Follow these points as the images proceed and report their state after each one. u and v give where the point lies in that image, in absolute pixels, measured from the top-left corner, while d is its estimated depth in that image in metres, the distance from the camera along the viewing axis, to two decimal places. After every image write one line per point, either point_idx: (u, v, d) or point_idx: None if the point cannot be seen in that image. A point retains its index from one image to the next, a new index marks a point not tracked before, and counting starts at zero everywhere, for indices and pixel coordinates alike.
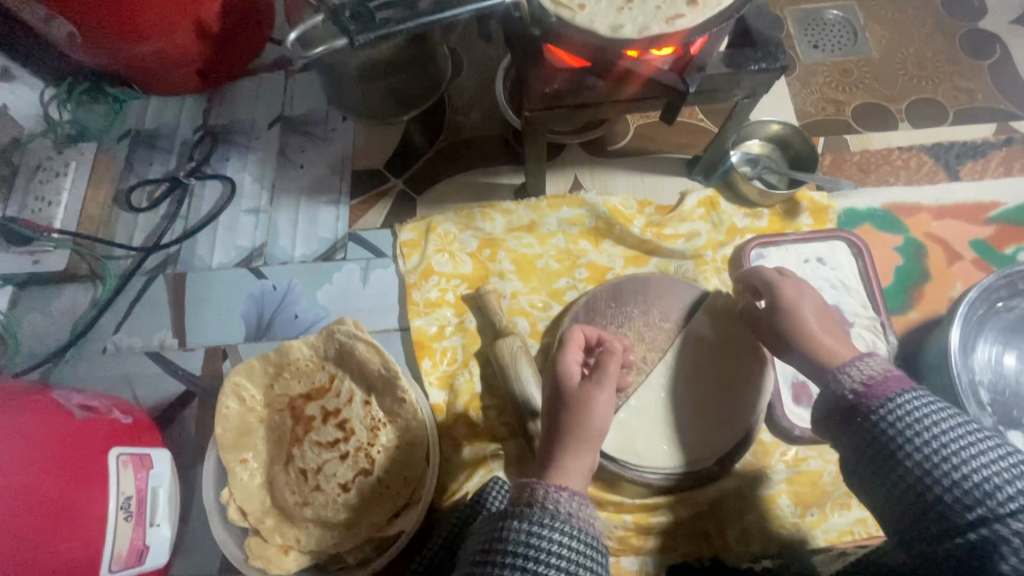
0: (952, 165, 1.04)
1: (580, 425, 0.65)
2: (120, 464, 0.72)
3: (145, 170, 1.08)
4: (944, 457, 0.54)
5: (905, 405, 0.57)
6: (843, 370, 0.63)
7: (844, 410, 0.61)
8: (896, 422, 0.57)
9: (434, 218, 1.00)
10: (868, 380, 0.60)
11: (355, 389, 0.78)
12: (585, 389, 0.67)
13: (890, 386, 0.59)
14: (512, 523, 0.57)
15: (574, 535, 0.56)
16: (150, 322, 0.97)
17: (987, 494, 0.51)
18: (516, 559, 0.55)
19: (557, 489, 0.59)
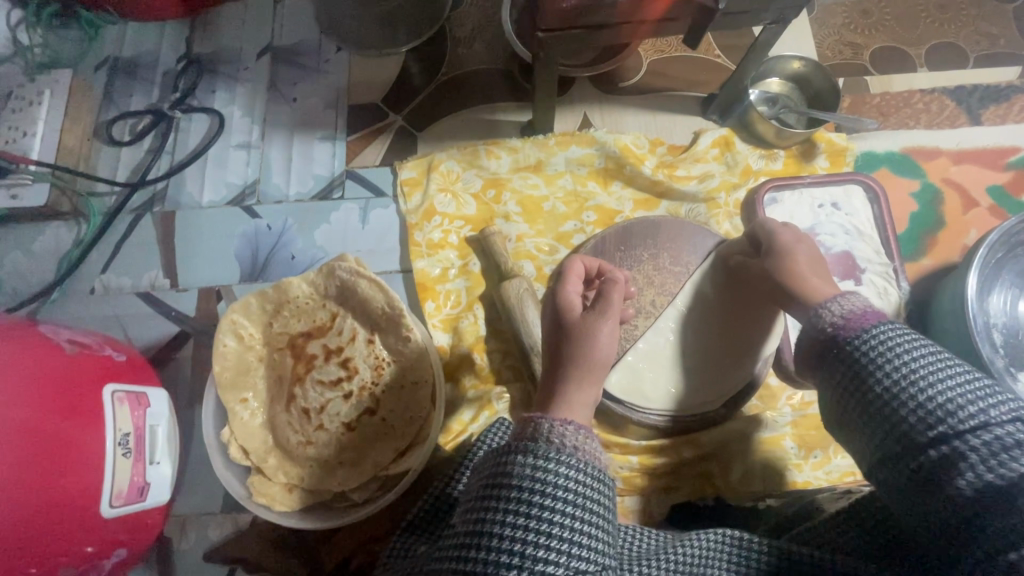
0: (974, 109, 1.00)
1: (585, 357, 0.64)
2: (115, 401, 0.69)
3: (127, 102, 1.01)
4: (911, 380, 0.47)
5: (880, 335, 0.50)
6: (823, 308, 0.56)
7: (824, 344, 0.54)
8: (869, 351, 0.50)
9: (436, 156, 0.95)
10: (850, 313, 0.54)
11: (358, 327, 0.75)
12: (586, 319, 0.67)
13: (872, 318, 0.52)
14: (515, 458, 0.55)
15: (582, 469, 0.54)
16: (139, 262, 0.93)
17: (946, 412, 0.44)
18: (522, 493, 0.53)
19: (564, 424, 0.57)
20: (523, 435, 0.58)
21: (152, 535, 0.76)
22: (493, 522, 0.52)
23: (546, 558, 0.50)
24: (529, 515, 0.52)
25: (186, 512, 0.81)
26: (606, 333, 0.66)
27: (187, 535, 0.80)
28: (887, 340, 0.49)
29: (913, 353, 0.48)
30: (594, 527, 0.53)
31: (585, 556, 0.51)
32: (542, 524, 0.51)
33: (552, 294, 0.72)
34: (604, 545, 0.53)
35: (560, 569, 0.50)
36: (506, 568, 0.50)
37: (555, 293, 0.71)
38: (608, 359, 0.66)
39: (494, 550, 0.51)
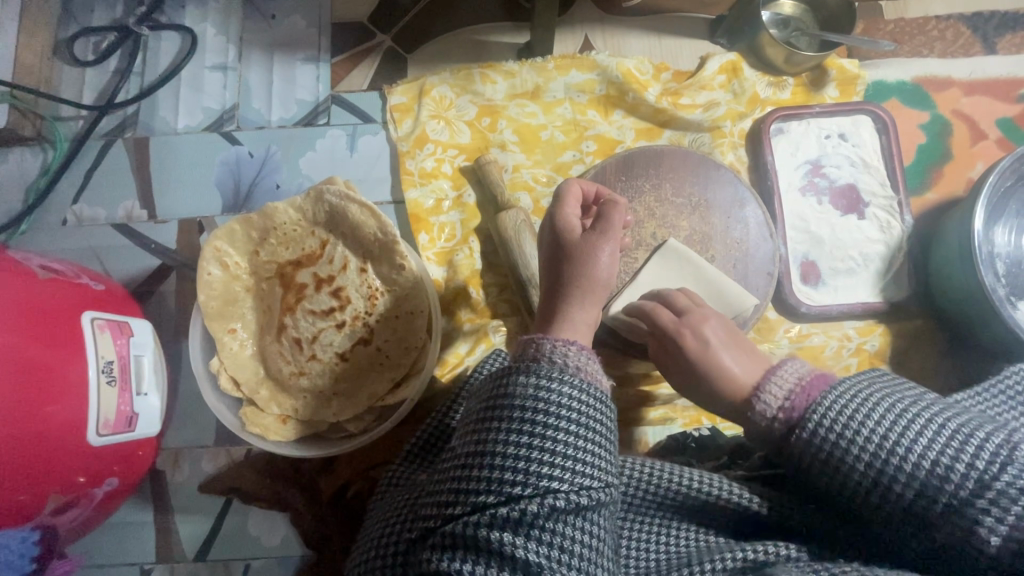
0: (990, 37, 0.95)
1: (587, 277, 0.63)
2: (96, 329, 0.66)
3: (88, 18, 0.92)
4: (892, 451, 0.46)
5: (835, 407, 0.50)
6: (757, 398, 0.56)
7: (781, 439, 0.53)
8: (838, 432, 0.49)
9: (428, 79, 0.89)
10: (789, 397, 0.53)
11: (349, 255, 0.72)
12: (589, 238, 0.64)
13: (811, 398, 0.52)
14: (517, 379, 0.54)
15: (583, 389, 0.54)
16: (113, 192, 0.87)
17: (939, 485, 0.44)
18: (525, 411, 0.52)
19: (567, 344, 0.57)
20: (523, 358, 0.57)
21: (145, 466, 0.75)
22: (495, 442, 0.51)
23: (551, 475, 0.50)
24: (533, 433, 0.51)
25: (178, 445, 0.79)
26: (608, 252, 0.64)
27: (181, 467, 0.79)
28: (848, 425, 0.48)
29: (867, 419, 0.48)
30: (597, 446, 0.53)
31: (590, 473, 0.51)
32: (546, 442, 0.51)
33: (550, 217, 0.69)
34: (607, 464, 0.53)
35: (564, 485, 0.49)
36: (510, 485, 0.49)
37: (556, 212, 0.68)
38: (609, 278, 0.64)
39: (498, 468, 0.50)
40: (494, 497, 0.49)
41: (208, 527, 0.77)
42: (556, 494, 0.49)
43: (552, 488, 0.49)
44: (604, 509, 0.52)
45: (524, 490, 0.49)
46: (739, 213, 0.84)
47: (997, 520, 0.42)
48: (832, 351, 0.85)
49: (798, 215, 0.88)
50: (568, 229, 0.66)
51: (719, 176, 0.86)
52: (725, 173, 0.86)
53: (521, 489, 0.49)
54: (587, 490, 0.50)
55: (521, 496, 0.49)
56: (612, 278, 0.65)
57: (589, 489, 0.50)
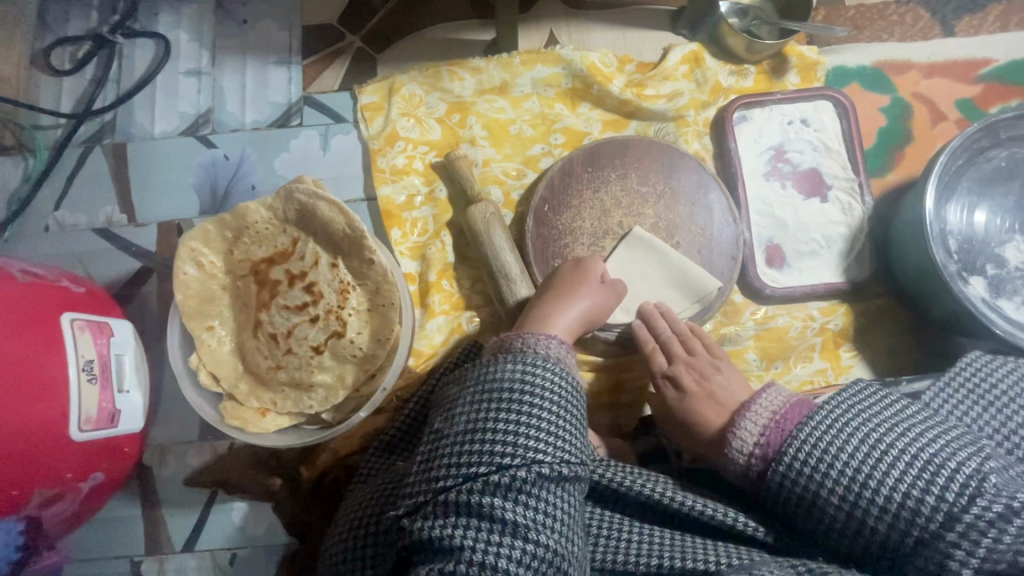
0: (948, 20, 0.97)
1: (565, 281, 0.76)
2: (76, 329, 0.68)
3: (64, 27, 0.94)
4: (863, 483, 0.49)
5: (807, 440, 0.53)
6: (732, 444, 0.59)
7: (758, 482, 0.56)
8: (807, 462, 0.52)
9: (397, 78, 0.91)
10: (758, 445, 0.57)
11: (320, 251, 0.74)
12: (599, 290, 0.75)
13: (779, 440, 0.55)
14: (505, 364, 0.58)
15: (562, 376, 0.58)
16: (93, 197, 0.89)
17: (906, 519, 0.47)
18: (513, 392, 0.55)
19: (549, 338, 0.62)
20: (507, 348, 0.61)
21: (130, 462, 0.78)
22: (485, 419, 0.54)
23: (537, 447, 0.52)
24: (521, 410, 0.54)
25: (164, 441, 0.82)
26: (600, 301, 0.75)
27: (167, 463, 0.81)
28: (817, 468, 0.51)
29: (839, 455, 0.51)
30: (575, 426, 0.56)
31: (571, 449, 0.54)
32: (533, 419, 0.54)
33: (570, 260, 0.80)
34: (582, 443, 0.56)
35: (550, 457, 0.52)
36: (501, 456, 0.51)
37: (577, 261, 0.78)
38: (587, 317, 0.74)
39: (489, 441, 0.52)
40: (486, 466, 0.51)
41: (194, 519, 0.79)
42: (542, 463, 0.51)
43: (539, 458, 0.51)
44: (580, 484, 0.54)
45: (513, 461, 0.51)
46: (704, 199, 0.87)
47: (967, 553, 0.44)
48: (797, 332, 0.87)
49: (762, 200, 0.90)
50: (585, 276, 0.76)
51: (683, 163, 0.88)
52: (690, 160, 0.88)
53: (511, 459, 0.51)
54: (569, 462, 0.53)
55: (511, 465, 0.51)
56: (591, 322, 0.75)
57: (571, 461, 0.53)
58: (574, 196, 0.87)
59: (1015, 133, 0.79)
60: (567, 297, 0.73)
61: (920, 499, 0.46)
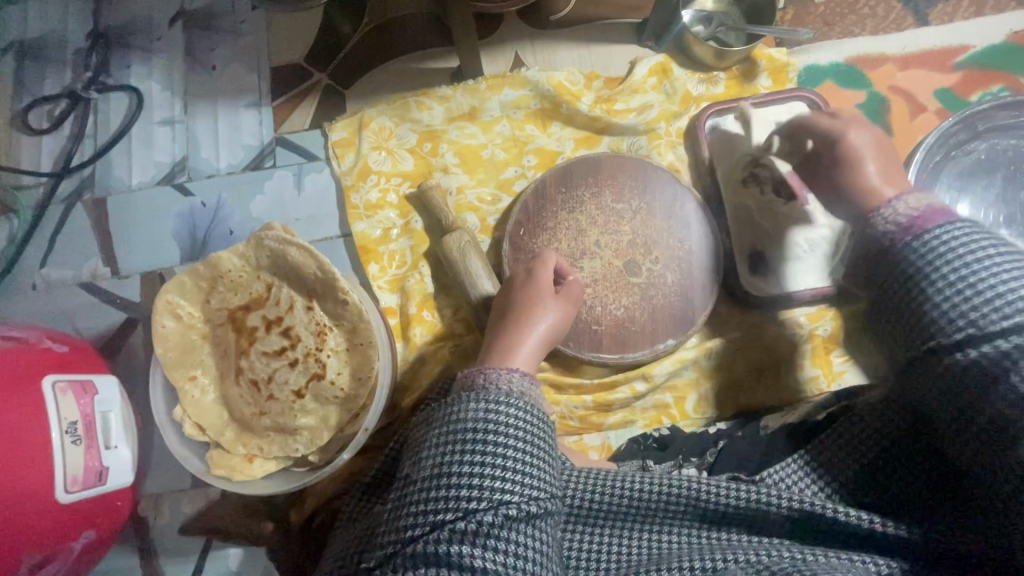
0: (921, 9, 0.95)
1: (522, 299, 0.72)
2: (58, 391, 0.69)
3: (40, 87, 0.96)
4: (966, 281, 0.47)
5: (939, 232, 0.50)
6: (877, 216, 0.56)
7: (882, 250, 0.54)
8: (922, 249, 0.50)
9: (366, 112, 0.92)
10: (905, 218, 0.53)
11: (294, 295, 0.75)
12: (557, 303, 0.73)
13: (937, 218, 0.51)
14: (467, 404, 0.57)
15: (527, 409, 0.57)
16: (77, 252, 0.91)
17: (978, 314, 0.46)
18: (475, 432, 0.54)
19: (509, 372, 0.60)
20: (469, 386, 0.60)
21: (124, 515, 0.78)
22: (450, 463, 0.53)
23: (504, 488, 0.52)
24: (485, 451, 0.53)
25: (157, 491, 0.82)
26: (560, 316, 0.72)
27: (161, 512, 0.82)
28: (930, 238, 0.50)
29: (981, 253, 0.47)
30: (542, 460, 0.55)
31: (537, 485, 0.53)
32: (497, 458, 0.53)
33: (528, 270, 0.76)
34: (551, 477, 0.55)
35: (516, 497, 0.52)
36: (467, 501, 0.51)
37: (528, 274, 0.75)
38: (549, 338, 0.70)
39: (455, 486, 0.52)
40: (453, 513, 0.51)
41: (191, 569, 0.80)
42: (508, 504, 0.51)
43: (505, 500, 0.51)
44: (550, 519, 0.54)
45: (480, 505, 0.51)
46: (680, 213, 0.85)
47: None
48: (787, 341, 0.86)
49: (745, 206, 0.87)
50: (538, 291, 0.72)
51: (658, 176, 0.87)
52: (665, 174, 0.87)
53: (477, 503, 0.51)
54: (536, 500, 0.52)
55: (477, 510, 0.50)
56: (552, 342, 0.71)
57: (538, 498, 0.52)
58: (550, 218, 0.86)
59: (993, 123, 0.77)
60: (526, 319, 0.69)
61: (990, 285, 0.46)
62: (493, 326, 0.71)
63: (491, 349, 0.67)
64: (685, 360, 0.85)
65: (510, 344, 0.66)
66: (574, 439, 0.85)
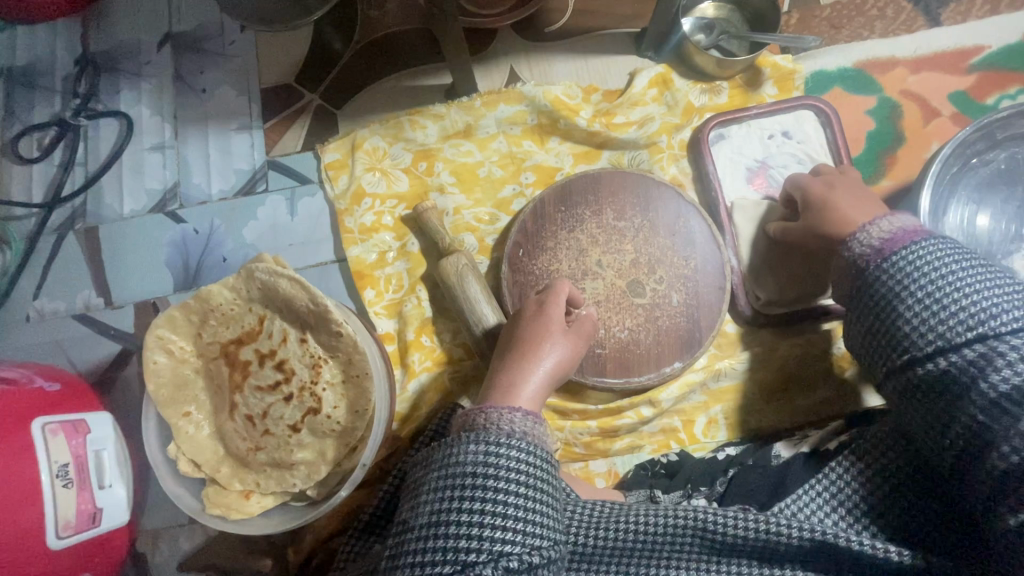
0: (933, 9, 0.91)
1: (531, 335, 0.69)
2: (49, 433, 0.67)
3: (29, 115, 0.94)
4: (938, 297, 0.49)
5: (909, 255, 0.52)
6: (852, 241, 0.58)
7: (856, 272, 0.57)
8: (893, 274, 0.53)
9: (359, 133, 0.89)
10: (881, 240, 0.56)
11: (287, 328, 0.73)
12: (567, 340, 0.70)
13: (906, 238, 0.54)
14: (467, 446, 0.54)
15: (530, 450, 0.54)
16: (69, 283, 0.89)
17: (946, 327, 0.48)
18: (475, 477, 0.52)
19: (512, 412, 0.57)
20: (470, 425, 0.57)
21: (121, 554, 0.77)
22: (448, 512, 0.51)
23: (504, 538, 0.49)
24: (485, 498, 0.51)
25: (155, 526, 0.81)
26: (569, 351, 0.69)
27: (160, 547, 0.80)
28: (899, 261, 0.53)
29: (946, 267, 0.50)
30: (545, 505, 0.53)
31: (539, 533, 0.51)
32: (498, 506, 0.50)
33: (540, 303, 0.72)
34: (555, 522, 0.53)
35: (518, 547, 0.49)
36: (466, 553, 0.49)
37: (540, 305, 0.72)
38: (556, 374, 0.68)
39: (453, 537, 0.49)
40: (450, 565, 0.48)
41: None
42: (509, 556, 0.48)
43: (506, 551, 0.49)
44: (554, 567, 0.51)
45: (479, 557, 0.48)
46: (686, 229, 0.82)
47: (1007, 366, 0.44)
48: (798, 361, 0.83)
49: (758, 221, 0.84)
50: (547, 326, 0.69)
51: (661, 192, 0.84)
52: (668, 190, 0.84)
53: (476, 556, 0.48)
54: (539, 549, 0.50)
55: (476, 562, 0.48)
56: (558, 378, 0.68)
57: (541, 548, 0.50)
58: (549, 238, 0.83)
59: (1013, 131, 0.74)
60: (534, 354, 0.67)
61: (952, 299, 0.48)
62: (499, 358, 0.69)
63: (495, 384, 0.64)
64: (692, 384, 0.82)
65: (515, 381, 0.64)
66: (579, 466, 0.82)
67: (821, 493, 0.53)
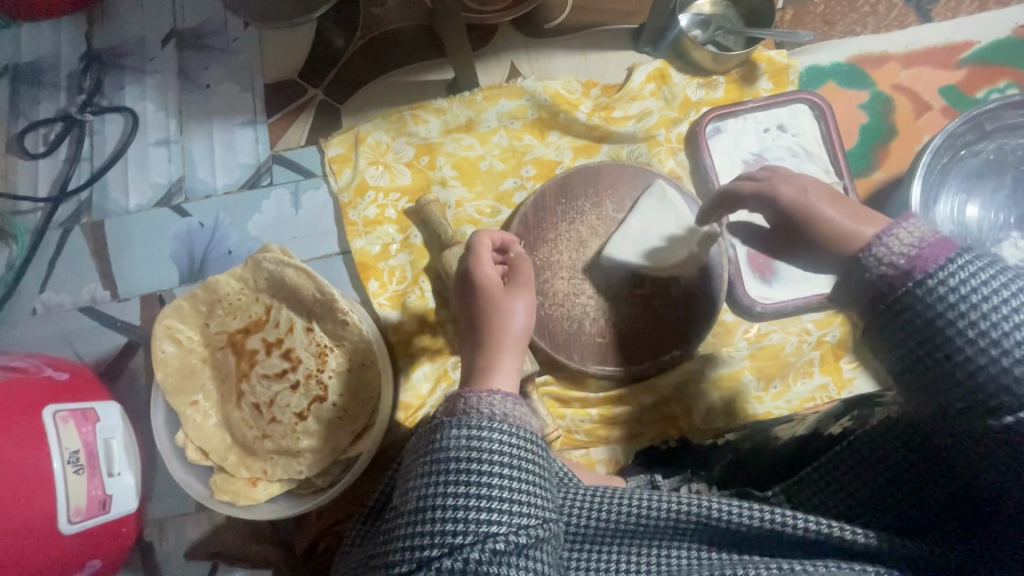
0: (923, 5, 0.93)
1: (488, 314, 0.68)
2: (58, 421, 0.68)
3: (34, 110, 0.95)
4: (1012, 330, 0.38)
5: (952, 277, 0.40)
6: (866, 253, 0.45)
7: (878, 292, 0.44)
8: (939, 300, 0.41)
9: (362, 127, 0.91)
10: (906, 256, 0.42)
11: (294, 317, 0.74)
12: (517, 301, 0.69)
13: (940, 253, 0.41)
14: (450, 431, 0.55)
15: (512, 432, 0.55)
16: (75, 276, 0.90)
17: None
18: (459, 462, 0.53)
19: (490, 395, 0.58)
20: (452, 410, 0.59)
21: (128, 542, 0.78)
22: (434, 497, 0.52)
23: (489, 520, 0.51)
24: (469, 481, 0.52)
25: (161, 516, 0.82)
26: (525, 309, 0.68)
27: (166, 536, 0.81)
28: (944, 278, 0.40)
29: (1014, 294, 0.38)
30: (531, 485, 0.54)
31: (527, 513, 0.52)
32: (481, 488, 0.52)
33: (467, 269, 0.71)
34: (543, 501, 0.54)
35: (504, 528, 0.51)
36: (452, 536, 0.50)
37: (468, 275, 0.70)
38: (524, 332, 0.68)
39: (439, 521, 0.51)
40: (437, 550, 0.50)
41: None
42: (495, 538, 0.50)
43: (491, 533, 0.50)
44: (546, 547, 0.52)
45: (465, 539, 0.50)
46: (682, 225, 0.80)
47: None
48: (793, 350, 0.85)
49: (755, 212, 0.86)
50: (490, 293, 0.68)
51: (659, 184, 0.86)
52: (667, 182, 0.85)
53: (461, 539, 0.50)
54: (526, 529, 0.51)
55: (463, 545, 0.50)
56: (525, 337, 0.68)
57: (527, 527, 0.51)
58: (550, 229, 0.84)
59: (1001, 123, 0.76)
60: (501, 330, 0.67)
61: (998, 303, 0.39)
62: (468, 339, 0.68)
63: (471, 370, 0.64)
64: (690, 372, 0.84)
65: (490, 364, 0.64)
66: (580, 454, 0.84)
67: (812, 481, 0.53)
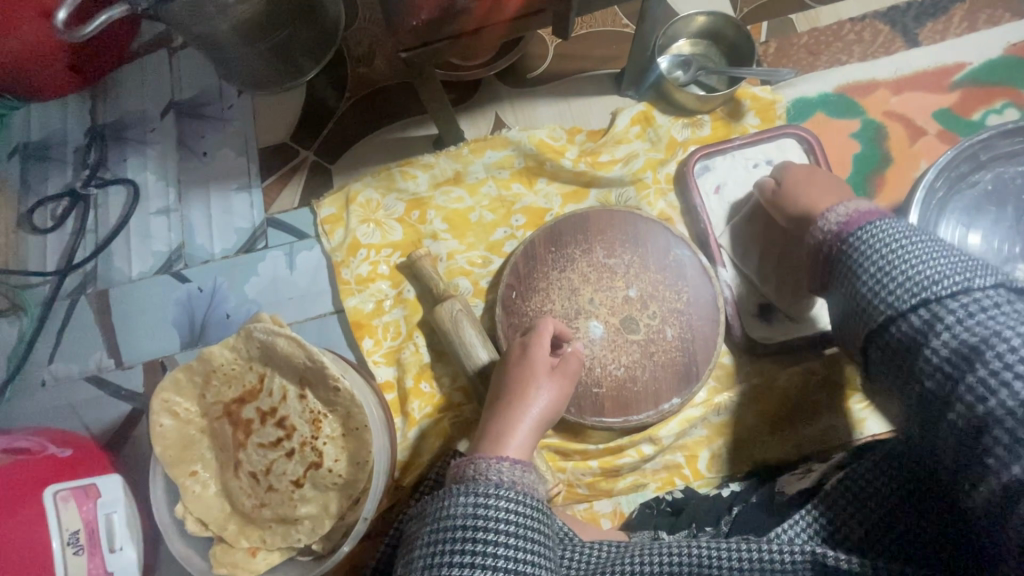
0: (910, 30, 0.92)
1: (515, 384, 0.69)
2: (58, 502, 0.69)
3: (43, 186, 1.00)
4: (906, 272, 0.52)
5: (871, 233, 0.57)
6: (818, 224, 0.63)
7: (826, 253, 0.61)
8: (859, 248, 0.57)
9: (352, 187, 0.92)
10: (838, 223, 0.61)
11: (286, 384, 0.74)
12: (554, 382, 0.70)
13: (861, 220, 0.59)
14: (457, 498, 0.55)
15: (520, 500, 0.55)
16: (81, 346, 0.92)
17: (895, 295, 0.51)
18: (465, 531, 0.52)
19: (500, 461, 0.58)
20: (461, 476, 0.58)
21: None
22: (440, 568, 0.51)
23: None
24: (476, 551, 0.51)
25: None
26: (557, 394, 0.70)
27: None
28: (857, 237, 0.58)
29: (900, 242, 0.54)
30: (538, 555, 0.53)
31: None
32: (487, 559, 0.51)
33: (522, 346, 0.73)
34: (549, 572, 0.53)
35: None
36: None
37: (523, 349, 0.72)
38: (548, 414, 0.68)
39: None
40: None
41: None
42: None
43: None
44: None
45: None
46: (677, 263, 0.83)
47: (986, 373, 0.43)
48: (799, 390, 0.82)
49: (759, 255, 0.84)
50: (530, 370, 0.70)
51: (652, 225, 0.85)
52: (658, 223, 0.85)
53: None
54: None
55: None
56: (546, 422, 0.69)
57: None
58: (541, 279, 0.83)
59: (996, 152, 0.74)
60: (520, 401, 0.67)
61: (901, 268, 0.52)
62: (488, 406, 0.70)
63: (483, 435, 0.65)
64: (692, 419, 0.81)
65: (502, 430, 0.64)
66: (584, 508, 0.81)
67: (821, 518, 0.54)
